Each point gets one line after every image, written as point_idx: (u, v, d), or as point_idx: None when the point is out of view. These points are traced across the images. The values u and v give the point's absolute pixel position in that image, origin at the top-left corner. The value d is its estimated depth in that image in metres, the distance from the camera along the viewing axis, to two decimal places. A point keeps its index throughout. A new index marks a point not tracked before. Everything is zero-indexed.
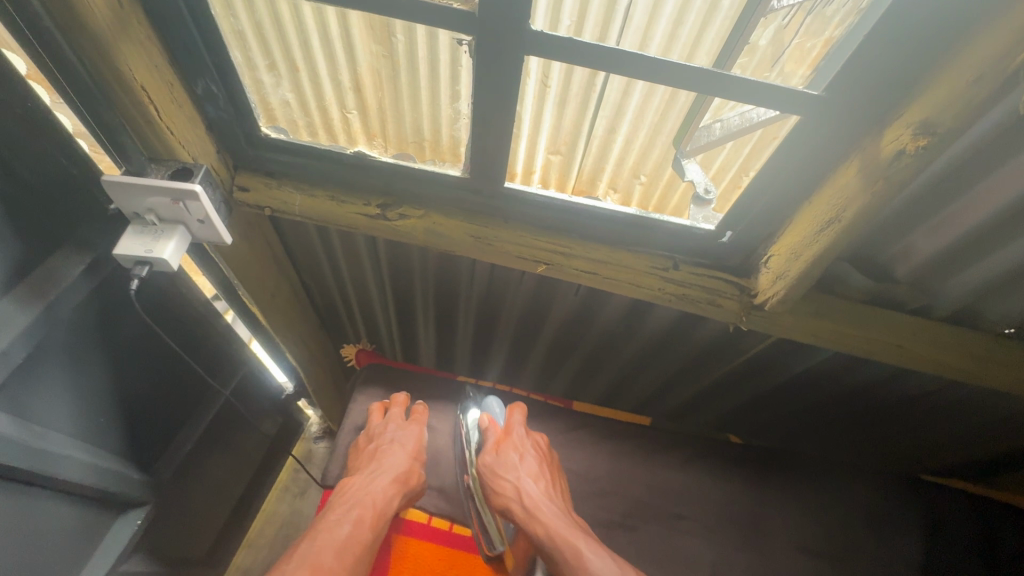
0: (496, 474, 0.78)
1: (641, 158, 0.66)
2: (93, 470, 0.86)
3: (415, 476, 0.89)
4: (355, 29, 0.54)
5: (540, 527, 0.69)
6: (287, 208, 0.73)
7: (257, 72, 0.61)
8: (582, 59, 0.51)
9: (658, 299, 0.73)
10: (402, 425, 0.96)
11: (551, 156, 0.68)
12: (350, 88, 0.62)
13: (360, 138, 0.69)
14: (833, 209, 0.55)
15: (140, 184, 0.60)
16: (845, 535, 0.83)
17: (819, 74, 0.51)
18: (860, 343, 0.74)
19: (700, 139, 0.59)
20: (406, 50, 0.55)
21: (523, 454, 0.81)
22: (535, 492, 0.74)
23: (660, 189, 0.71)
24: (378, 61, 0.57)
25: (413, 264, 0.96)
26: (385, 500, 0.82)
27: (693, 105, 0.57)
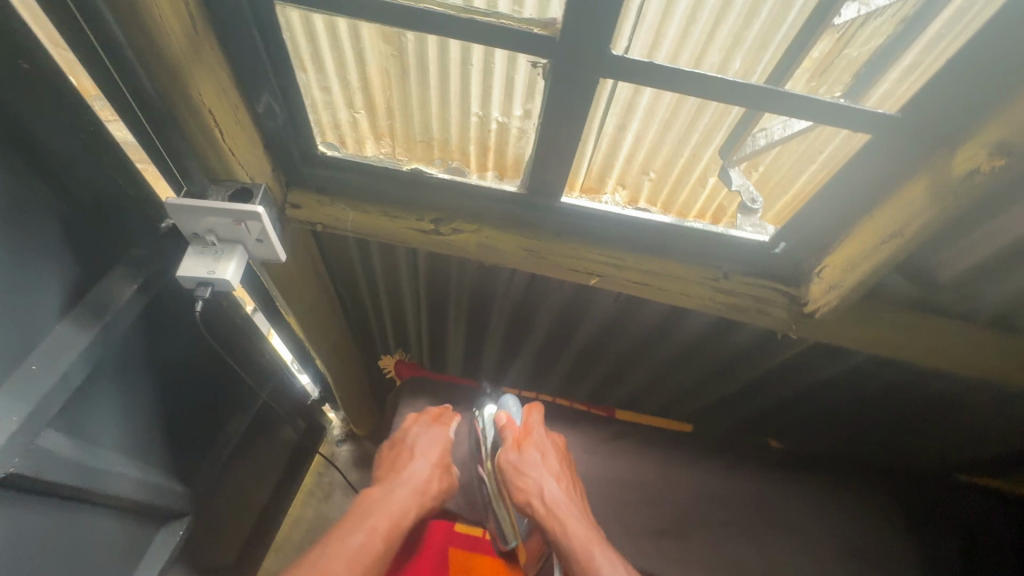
0: (519, 471, 0.79)
1: (652, 154, 0.63)
2: (141, 485, 0.87)
3: (435, 486, 0.87)
4: (365, 28, 0.53)
5: (561, 530, 0.72)
6: (340, 224, 0.73)
7: (317, 92, 0.61)
8: (656, 80, 0.51)
9: (709, 308, 0.74)
10: (428, 432, 0.94)
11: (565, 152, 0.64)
12: (359, 88, 0.60)
13: (370, 140, 0.68)
14: (896, 223, 0.56)
15: (204, 207, 0.60)
16: (886, 535, 0.85)
17: (858, 81, 0.52)
18: (905, 348, 0.76)
19: (750, 148, 0.58)
20: (475, 72, 0.56)
21: (543, 452, 0.82)
22: (556, 493, 0.76)
23: (672, 186, 0.67)
24: (387, 62, 0.56)
25: (452, 274, 0.96)
26: (400, 516, 0.80)
27: (741, 118, 0.56)
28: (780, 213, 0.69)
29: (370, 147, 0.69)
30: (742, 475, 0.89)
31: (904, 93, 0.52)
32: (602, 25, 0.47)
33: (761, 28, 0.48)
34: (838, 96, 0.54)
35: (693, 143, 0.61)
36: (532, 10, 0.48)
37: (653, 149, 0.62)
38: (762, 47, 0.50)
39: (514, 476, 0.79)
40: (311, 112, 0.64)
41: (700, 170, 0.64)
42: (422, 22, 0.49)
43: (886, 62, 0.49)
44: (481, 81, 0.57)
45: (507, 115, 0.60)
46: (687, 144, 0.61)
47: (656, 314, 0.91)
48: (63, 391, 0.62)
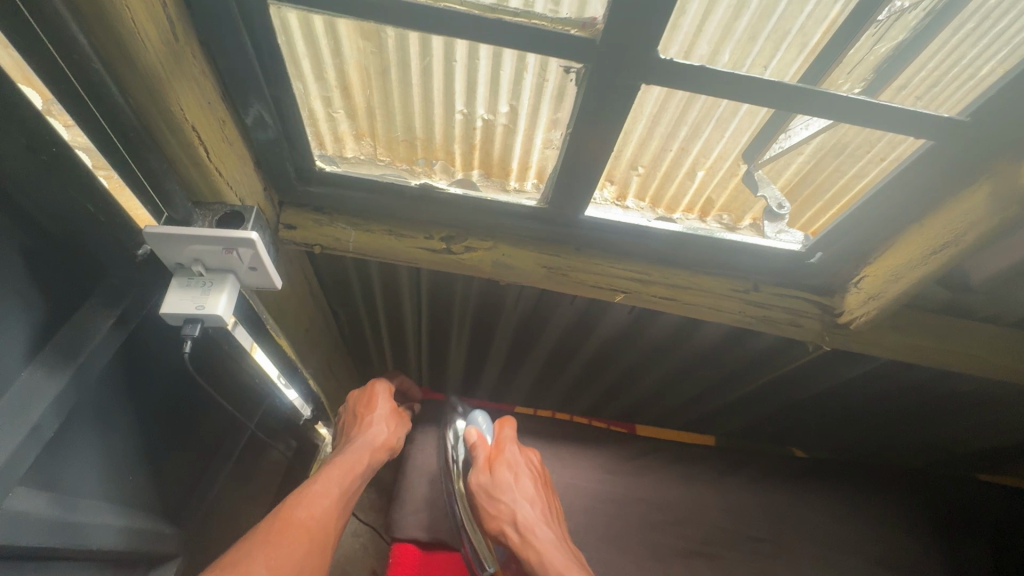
0: (491, 495, 0.71)
1: (639, 150, 0.57)
2: (126, 533, 0.80)
3: (391, 438, 0.86)
4: (342, 25, 0.46)
5: (534, 557, 0.63)
6: (341, 245, 0.67)
7: (311, 102, 0.55)
8: (701, 84, 0.46)
9: (740, 322, 0.70)
10: (380, 395, 0.91)
11: (547, 150, 0.58)
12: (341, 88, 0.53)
13: (348, 141, 0.60)
14: (948, 234, 0.52)
15: (190, 235, 0.53)
16: (918, 544, 0.83)
17: (879, 76, 0.48)
18: (937, 356, 0.73)
19: (780, 147, 0.53)
20: (488, 70, 0.49)
21: (517, 472, 0.75)
22: (532, 515, 0.68)
23: (675, 188, 0.62)
24: (366, 58, 0.50)
25: (456, 289, 0.90)
26: (355, 462, 0.78)
27: (769, 121, 0.52)
28: (795, 215, 0.64)
29: (349, 149, 0.61)
30: (768, 489, 0.86)
31: (968, 89, 0.47)
32: (650, 27, 0.42)
33: (817, 26, 0.44)
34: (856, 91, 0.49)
35: (681, 137, 0.55)
36: (570, 8, 0.43)
37: (684, 159, 0.57)
38: (796, 48, 0.46)
39: (485, 500, 0.71)
40: (309, 123, 0.58)
41: (689, 164, 0.58)
42: (444, 22, 0.44)
43: (953, 56, 0.45)
44: (462, 78, 0.51)
45: (532, 126, 0.55)
46: (675, 138, 0.55)
47: (673, 326, 0.87)
48: (34, 444, 0.55)
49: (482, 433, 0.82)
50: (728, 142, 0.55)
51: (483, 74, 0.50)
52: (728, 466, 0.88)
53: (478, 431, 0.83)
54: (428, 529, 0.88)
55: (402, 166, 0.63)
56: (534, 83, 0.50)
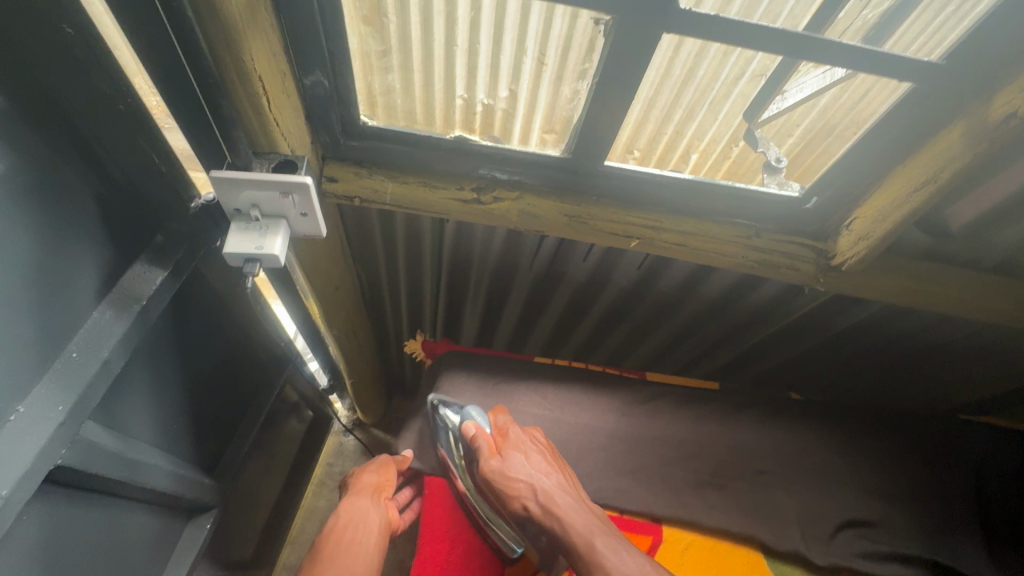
0: (505, 477, 0.72)
1: (635, 134, 0.69)
2: (175, 477, 0.85)
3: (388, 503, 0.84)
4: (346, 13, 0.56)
5: (560, 523, 0.66)
6: (379, 197, 0.72)
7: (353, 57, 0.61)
8: (715, 34, 0.52)
9: (742, 266, 0.77)
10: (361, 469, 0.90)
11: (546, 136, 0.70)
12: (378, 51, 0.60)
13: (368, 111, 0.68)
14: (927, 172, 0.59)
15: (249, 178, 0.59)
16: (904, 474, 0.90)
17: (876, 30, 0.55)
18: (917, 296, 0.81)
19: (776, 107, 0.60)
20: (499, 48, 0.59)
21: (527, 451, 0.76)
22: (548, 484, 0.71)
23: (700, 158, 0.73)
24: (365, 44, 0.60)
25: (476, 246, 0.96)
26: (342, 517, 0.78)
27: (777, 70, 0.58)
28: (805, 174, 0.73)
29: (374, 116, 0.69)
30: (768, 427, 0.93)
31: (943, 41, 0.55)
32: None
33: None
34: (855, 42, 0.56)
35: (676, 120, 0.66)
36: None
37: (692, 109, 0.64)
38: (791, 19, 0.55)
39: (501, 484, 0.72)
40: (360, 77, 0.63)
41: (684, 147, 0.71)
42: None
43: (938, 10, 0.52)
44: (464, 63, 0.62)
45: (563, 75, 0.61)
46: (671, 121, 0.67)
47: (679, 278, 0.94)
48: (104, 377, 0.60)
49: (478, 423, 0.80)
50: (720, 125, 0.67)
51: (503, 45, 0.58)
52: (730, 408, 0.96)
53: (475, 424, 0.81)
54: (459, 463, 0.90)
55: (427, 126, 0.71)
56: (532, 69, 0.61)
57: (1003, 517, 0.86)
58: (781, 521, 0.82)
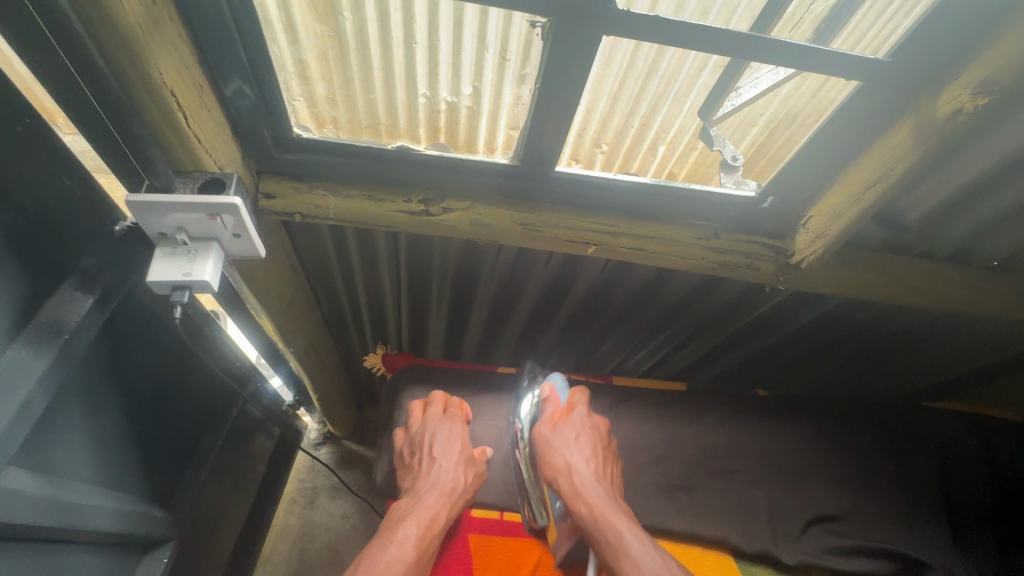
0: (549, 447, 0.81)
1: (602, 126, 0.64)
2: (120, 515, 0.80)
3: (464, 486, 0.81)
4: (297, 11, 0.51)
5: (583, 509, 0.72)
6: (321, 213, 0.68)
7: (284, 63, 0.56)
8: (655, 35, 0.50)
9: (702, 268, 0.76)
10: (421, 430, 0.87)
11: (512, 132, 0.65)
12: (299, 64, 0.57)
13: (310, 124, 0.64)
14: (879, 169, 0.58)
15: (172, 202, 0.54)
16: (869, 462, 0.91)
17: (827, 27, 0.53)
18: (878, 289, 0.81)
19: (730, 105, 0.59)
20: (449, 50, 0.55)
21: (579, 433, 0.82)
22: (581, 471, 0.76)
23: (665, 153, 0.69)
24: (323, 42, 0.54)
25: (433, 256, 0.93)
26: (430, 519, 0.75)
27: (726, 71, 0.56)
28: (763, 170, 0.72)
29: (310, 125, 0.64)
30: (735, 425, 0.93)
31: (898, 28, 0.52)
32: None
33: None
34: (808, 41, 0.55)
35: (641, 113, 0.62)
36: None
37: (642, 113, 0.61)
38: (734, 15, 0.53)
39: (544, 451, 0.81)
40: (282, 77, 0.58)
41: (650, 139, 0.67)
42: None
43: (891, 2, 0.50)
44: (424, 62, 0.56)
45: (508, 80, 0.58)
46: (636, 115, 0.63)
47: (642, 280, 0.92)
48: (24, 422, 0.55)
49: (555, 389, 0.90)
50: (685, 117, 0.63)
51: (444, 53, 0.55)
52: (698, 408, 0.95)
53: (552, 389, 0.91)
54: None
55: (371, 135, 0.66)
56: (494, 65, 0.57)
57: (965, 497, 0.87)
58: (752, 521, 0.82)
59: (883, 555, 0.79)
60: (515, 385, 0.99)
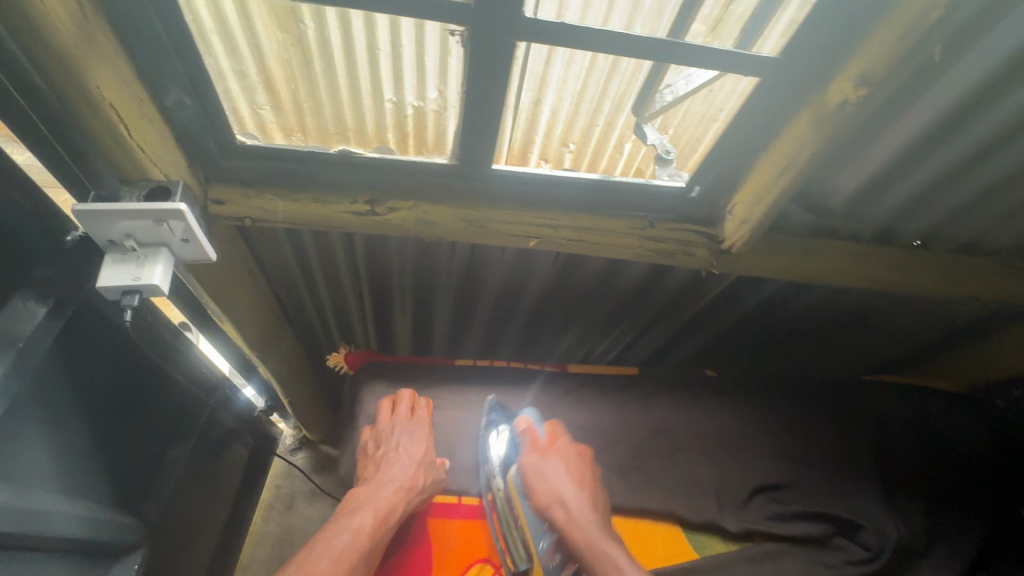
0: (540, 476, 0.81)
1: (568, 126, 0.69)
2: (86, 522, 0.81)
3: (424, 484, 0.83)
4: (257, 17, 0.54)
5: (580, 537, 0.73)
6: (272, 216, 0.71)
7: (248, 68, 0.59)
8: (564, 40, 0.54)
9: (639, 255, 0.80)
10: (389, 430, 0.89)
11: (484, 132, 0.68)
12: (260, 82, 0.61)
13: (277, 133, 0.68)
14: (788, 156, 0.63)
15: (120, 210, 0.57)
16: (810, 435, 0.96)
17: (748, 33, 0.58)
18: (806, 270, 0.86)
19: (666, 99, 0.63)
20: (412, 56, 0.58)
21: (568, 462, 0.83)
22: (576, 501, 0.77)
23: (590, 154, 0.73)
24: (287, 50, 0.57)
25: (391, 255, 0.96)
26: (387, 511, 0.78)
27: (652, 73, 0.62)
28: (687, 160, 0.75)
29: (279, 137, 0.68)
30: (684, 406, 0.98)
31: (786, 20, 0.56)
32: None
33: None
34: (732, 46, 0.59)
35: (605, 112, 0.67)
36: None
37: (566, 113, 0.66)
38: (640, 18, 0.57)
39: (534, 480, 0.81)
40: (234, 79, 0.60)
41: (616, 138, 0.71)
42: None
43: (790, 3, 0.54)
44: (388, 66, 0.59)
45: (430, 86, 0.61)
46: (600, 113, 0.68)
47: (592, 270, 0.97)
48: None
49: (530, 420, 0.89)
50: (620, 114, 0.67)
51: (407, 59, 0.58)
52: (650, 392, 1.00)
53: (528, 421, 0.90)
54: None
55: (316, 140, 0.68)
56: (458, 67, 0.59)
57: (898, 464, 0.93)
58: (703, 496, 0.87)
59: (824, 520, 0.85)
60: (476, 378, 1.03)
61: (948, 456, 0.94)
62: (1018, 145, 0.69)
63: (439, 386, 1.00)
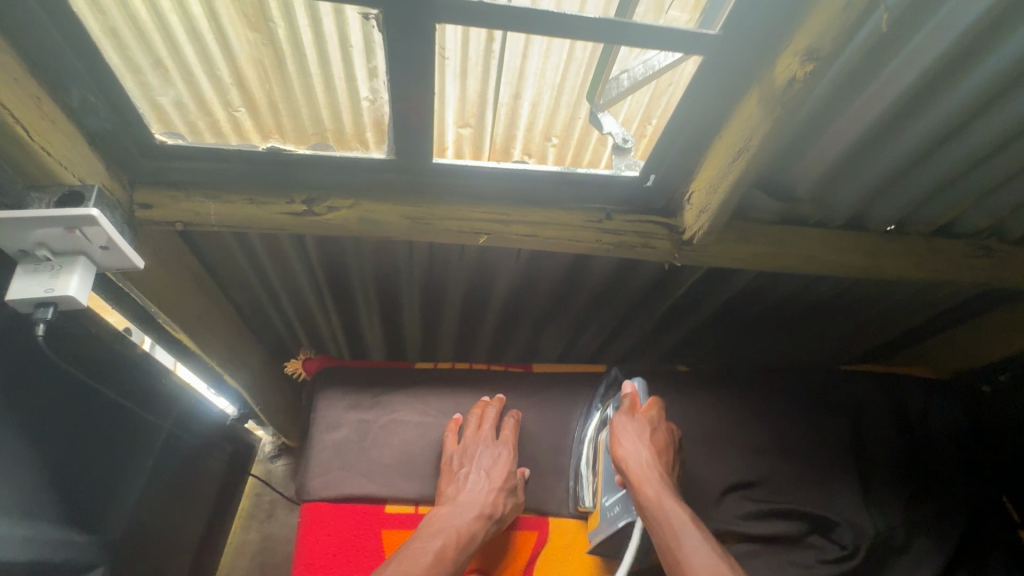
0: (619, 435, 0.81)
1: (550, 118, 0.68)
2: (35, 543, 0.78)
3: (503, 510, 0.81)
4: (227, 17, 0.52)
5: (648, 492, 0.72)
6: (203, 219, 0.67)
7: (219, 70, 0.57)
8: (489, 20, 0.51)
9: (598, 249, 0.76)
10: (472, 447, 0.87)
11: (461, 130, 0.70)
12: (233, 84, 0.58)
13: (256, 136, 0.65)
14: (741, 140, 0.60)
15: (28, 218, 0.53)
16: (788, 430, 0.93)
17: (709, 11, 0.55)
18: (776, 260, 0.83)
19: (615, 90, 0.62)
20: (349, 54, 0.56)
21: (655, 427, 0.82)
22: (645, 459, 0.76)
23: (574, 147, 0.72)
24: (258, 50, 0.55)
25: (348, 255, 0.92)
26: (469, 532, 0.75)
27: (602, 56, 0.59)
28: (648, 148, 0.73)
29: (257, 138, 0.65)
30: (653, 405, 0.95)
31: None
32: None
33: None
34: (694, 27, 0.56)
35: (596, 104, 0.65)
36: None
37: (497, 102, 0.65)
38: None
39: (615, 436, 0.81)
40: (207, 79, 0.57)
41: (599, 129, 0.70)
42: None
43: None
44: (364, 61, 0.57)
45: (354, 75, 0.58)
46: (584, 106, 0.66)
47: (558, 265, 0.93)
48: None
49: (635, 386, 0.89)
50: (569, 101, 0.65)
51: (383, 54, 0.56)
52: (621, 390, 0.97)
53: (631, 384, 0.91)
54: (333, 485, 0.87)
55: (245, 137, 0.65)
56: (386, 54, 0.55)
57: (878, 453, 0.89)
58: None
59: (794, 516, 0.82)
60: (442, 381, 1.00)
61: (926, 444, 0.92)
62: (988, 120, 0.65)
63: (400, 391, 0.97)
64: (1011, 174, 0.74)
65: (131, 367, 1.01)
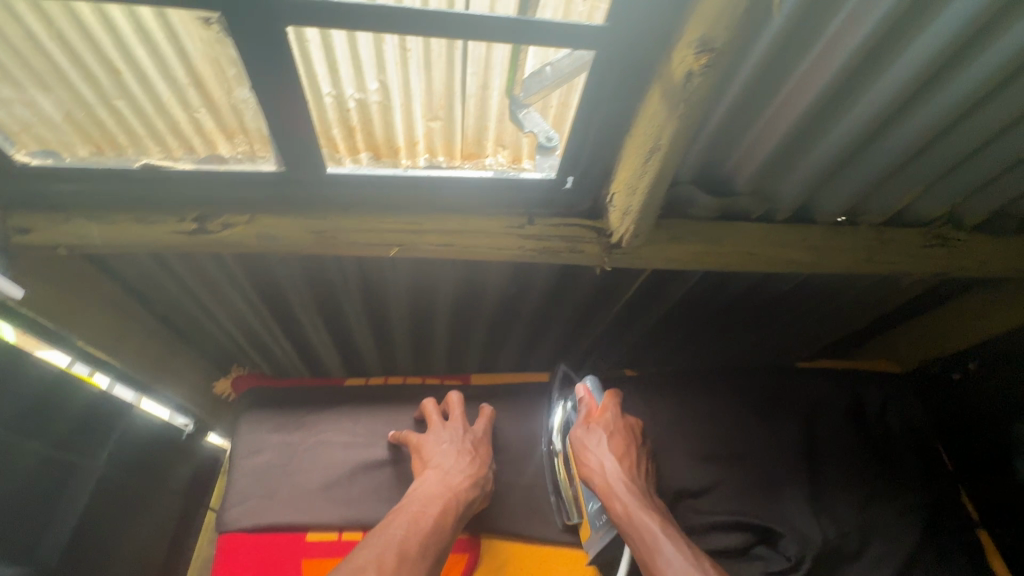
0: (583, 447, 0.81)
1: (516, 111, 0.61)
2: None
3: (486, 479, 0.86)
4: (176, 17, 0.47)
5: (617, 508, 0.72)
6: (88, 243, 0.64)
7: (174, 71, 0.51)
8: (361, 24, 0.47)
9: (521, 257, 0.71)
10: (447, 427, 0.92)
11: (431, 123, 0.62)
12: (191, 85, 0.53)
13: (219, 138, 0.60)
14: (650, 140, 0.55)
15: None
16: (739, 434, 0.89)
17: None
18: (715, 258, 0.78)
19: (541, 82, 0.56)
20: (214, 66, 0.51)
21: (610, 431, 0.82)
22: (609, 472, 0.76)
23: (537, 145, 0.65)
24: (214, 52, 0.50)
25: (278, 277, 0.85)
26: (464, 493, 0.80)
27: (512, 57, 0.54)
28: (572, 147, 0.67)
29: (223, 147, 0.61)
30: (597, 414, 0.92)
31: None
32: None
33: None
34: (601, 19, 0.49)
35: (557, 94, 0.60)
36: None
37: (461, 96, 0.58)
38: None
39: (577, 453, 0.82)
40: (163, 82, 0.52)
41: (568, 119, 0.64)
42: None
43: None
44: (321, 59, 0.52)
45: (217, 84, 0.53)
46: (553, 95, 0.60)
47: (496, 274, 0.89)
48: None
49: (589, 390, 0.89)
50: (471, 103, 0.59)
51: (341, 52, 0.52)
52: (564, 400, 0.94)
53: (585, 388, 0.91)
54: (251, 514, 0.91)
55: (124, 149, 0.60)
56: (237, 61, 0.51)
57: (828, 455, 0.87)
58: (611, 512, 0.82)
59: (743, 526, 0.79)
60: None
61: (880, 444, 0.89)
62: (924, 107, 0.60)
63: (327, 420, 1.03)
64: (957, 160, 0.69)
65: (55, 392, 0.98)
